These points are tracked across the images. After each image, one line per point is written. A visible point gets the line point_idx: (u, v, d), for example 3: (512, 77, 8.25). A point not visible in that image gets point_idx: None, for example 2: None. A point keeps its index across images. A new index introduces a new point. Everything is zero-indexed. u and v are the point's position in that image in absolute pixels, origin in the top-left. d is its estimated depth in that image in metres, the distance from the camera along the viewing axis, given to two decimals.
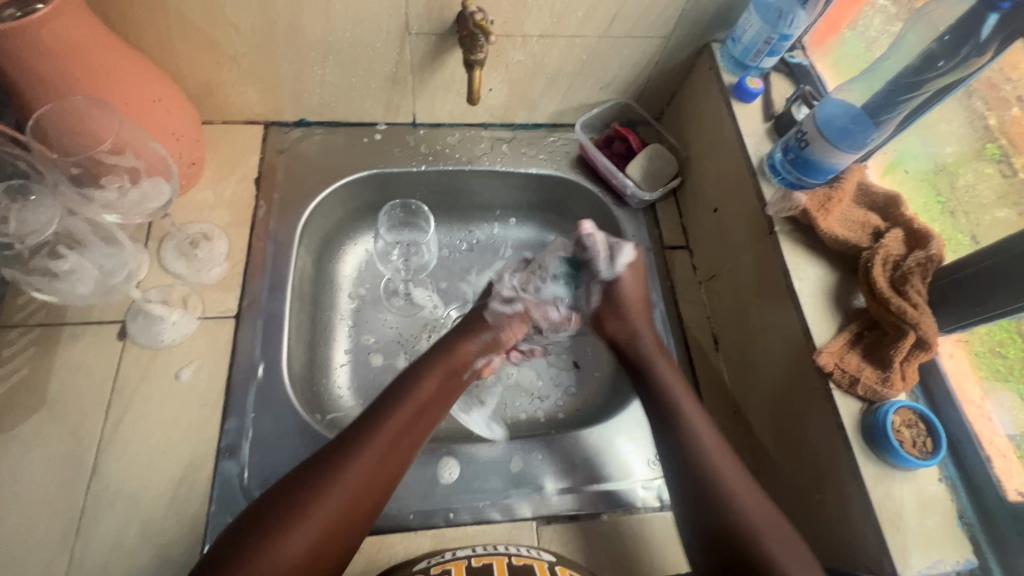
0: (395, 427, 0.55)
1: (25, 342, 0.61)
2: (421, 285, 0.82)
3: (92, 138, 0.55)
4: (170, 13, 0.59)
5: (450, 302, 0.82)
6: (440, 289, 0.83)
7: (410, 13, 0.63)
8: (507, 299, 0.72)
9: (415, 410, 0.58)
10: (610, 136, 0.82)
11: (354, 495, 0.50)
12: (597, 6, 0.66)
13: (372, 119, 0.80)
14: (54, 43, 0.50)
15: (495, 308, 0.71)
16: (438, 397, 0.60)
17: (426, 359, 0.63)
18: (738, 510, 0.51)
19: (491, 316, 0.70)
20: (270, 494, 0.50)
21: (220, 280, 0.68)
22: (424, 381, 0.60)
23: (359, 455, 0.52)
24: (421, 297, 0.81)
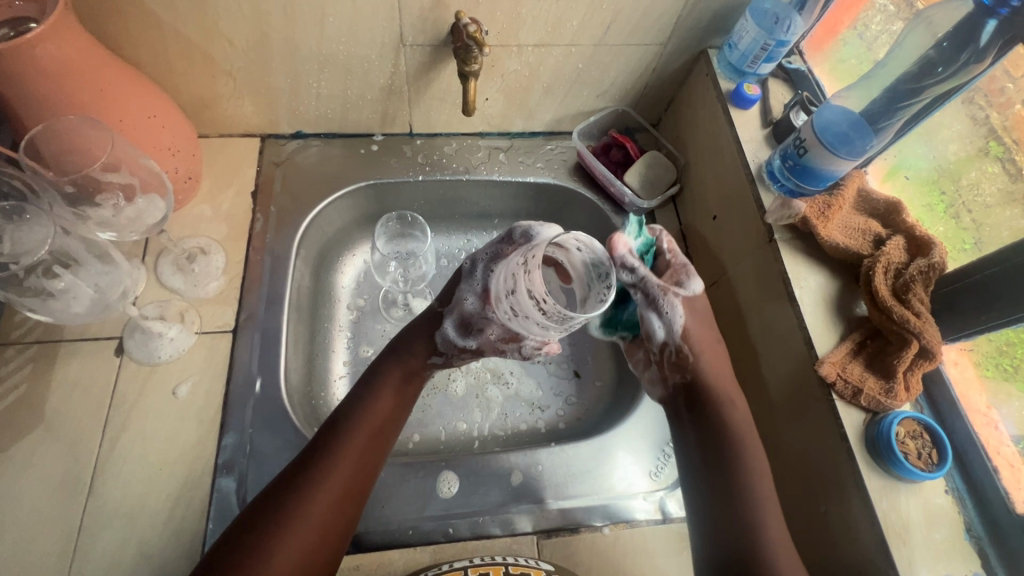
0: (353, 450, 0.53)
1: (23, 359, 0.61)
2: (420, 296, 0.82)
3: (86, 156, 0.55)
4: (164, 29, 0.59)
5: None
6: None
7: (404, 24, 0.63)
8: (468, 325, 0.62)
9: (373, 431, 0.56)
10: (608, 144, 0.81)
11: (319, 527, 0.49)
12: (592, 15, 0.65)
13: (368, 130, 0.79)
14: (47, 63, 0.50)
15: (446, 335, 0.61)
16: (394, 413, 0.58)
17: (376, 372, 0.60)
18: (763, 550, 0.49)
19: (441, 342, 0.61)
20: (232, 531, 0.48)
21: (217, 294, 0.67)
22: (377, 397, 0.58)
23: (319, 485, 0.51)
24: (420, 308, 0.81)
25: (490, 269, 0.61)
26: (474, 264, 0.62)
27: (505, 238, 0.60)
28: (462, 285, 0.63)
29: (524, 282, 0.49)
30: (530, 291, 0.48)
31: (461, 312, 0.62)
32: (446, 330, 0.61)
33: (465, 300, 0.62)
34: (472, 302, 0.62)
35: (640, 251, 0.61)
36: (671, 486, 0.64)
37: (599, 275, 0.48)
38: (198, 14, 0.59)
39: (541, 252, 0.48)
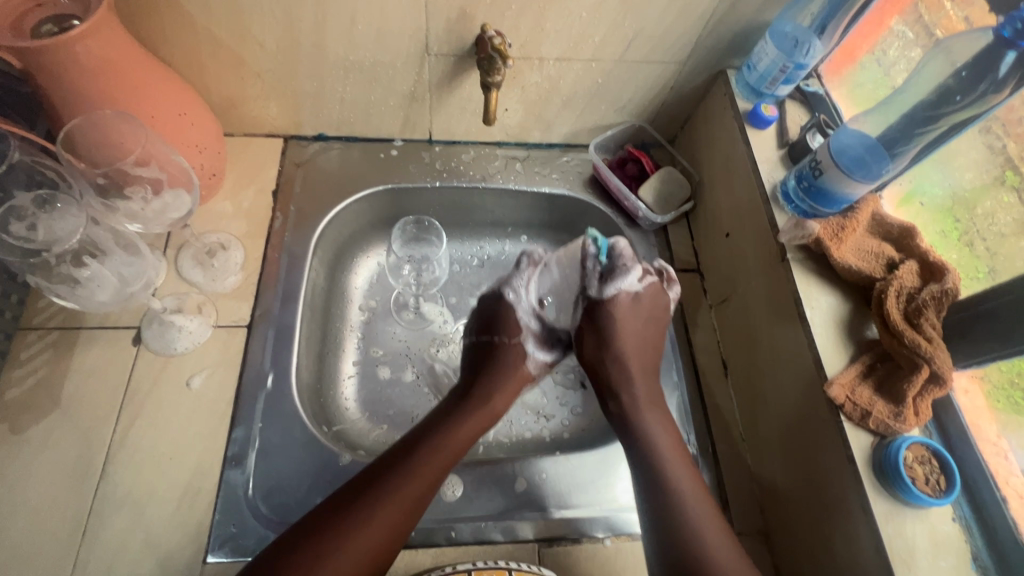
0: (426, 467, 0.56)
1: (44, 343, 0.62)
2: (431, 300, 0.83)
3: (118, 149, 0.57)
4: (199, 31, 0.62)
5: (460, 316, 0.83)
6: (450, 304, 0.84)
7: (429, 34, 0.65)
8: (543, 337, 0.73)
9: (452, 452, 0.59)
10: (624, 158, 0.82)
11: (372, 544, 0.51)
12: (614, 31, 0.67)
13: (389, 135, 0.81)
14: (86, 59, 0.52)
15: (541, 361, 0.72)
16: (469, 437, 0.61)
17: (468, 399, 0.64)
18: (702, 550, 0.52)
19: (532, 366, 0.71)
20: (295, 530, 0.51)
21: (234, 289, 0.69)
22: (461, 420, 0.61)
23: (388, 496, 0.53)
24: (431, 312, 0.82)
25: (529, 290, 0.73)
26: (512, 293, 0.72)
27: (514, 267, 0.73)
28: (514, 313, 0.72)
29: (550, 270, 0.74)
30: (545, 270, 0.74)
31: (535, 333, 0.72)
32: (531, 353, 0.72)
33: (530, 324, 0.72)
34: (536, 323, 0.73)
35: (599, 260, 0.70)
36: None
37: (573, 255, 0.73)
38: (233, 19, 0.61)
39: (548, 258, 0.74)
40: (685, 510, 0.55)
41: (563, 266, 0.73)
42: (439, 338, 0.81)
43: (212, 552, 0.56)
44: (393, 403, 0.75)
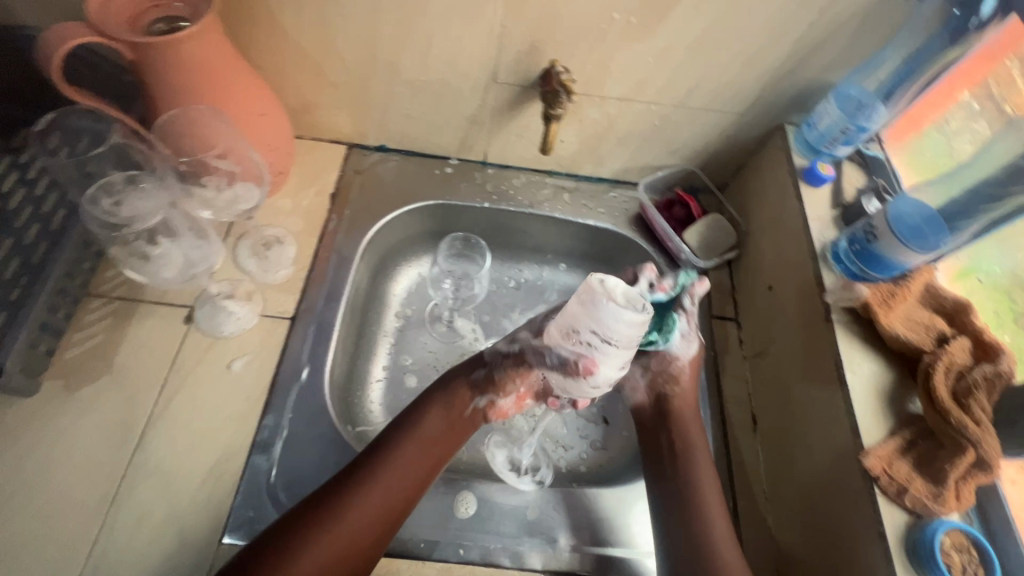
0: (407, 454, 0.58)
1: (106, 311, 0.66)
2: (464, 316, 0.85)
3: (205, 142, 0.62)
4: (287, 41, 0.66)
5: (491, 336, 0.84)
6: (482, 321, 0.85)
7: (499, 64, 0.68)
8: (537, 351, 0.62)
9: (420, 447, 0.59)
10: (671, 200, 0.83)
11: (349, 536, 0.52)
12: (677, 78, 0.68)
13: (445, 153, 0.84)
14: (187, 56, 0.56)
15: (495, 347, 0.66)
16: (439, 435, 0.61)
17: (426, 396, 0.63)
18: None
19: (488, 352, 0.66)
20: (276, 525, 0.52)
21: (283, 282, 0.72)
22: (425, 415, 0.62)
23: (369, 486, 0.55)
24: (463, 327, 0.84)
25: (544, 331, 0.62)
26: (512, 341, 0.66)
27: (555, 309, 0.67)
28: (530, 354, 0.63)
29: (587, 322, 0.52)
30: (583, 338, 0.53)
31: (527, 344, 0.64)
32: (494, 343, 0.67)
33: (523, 329, 0.66)
34: (524, 334, 0.66)
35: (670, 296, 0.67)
36: None
37: (629, 302, 0.50)
38: (320, 33, 0.65)
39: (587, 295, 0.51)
40: (711, 537, 0.58)
41: (588, 313, 0.51)
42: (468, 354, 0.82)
43: (228, 533, 0.57)
44: None
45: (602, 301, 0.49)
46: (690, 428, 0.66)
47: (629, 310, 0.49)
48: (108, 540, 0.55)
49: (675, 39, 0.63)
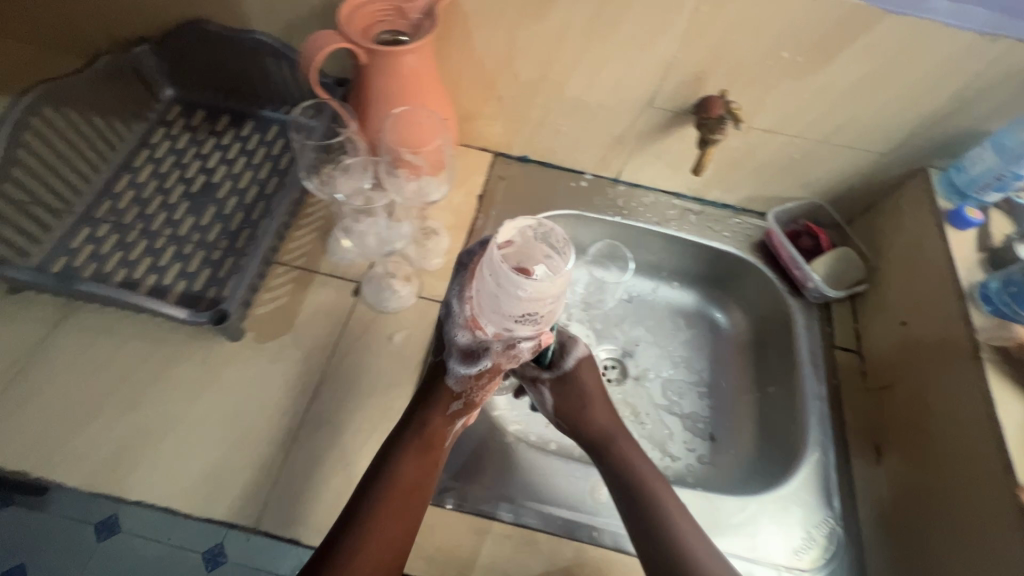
0: (401, 482, 0.57)
1: (290, 277, 0.75)
2: (579, 321, 0.93)
3: (405, 139, 0.70)
4: (473, 58, 0.75)
5: (604, 342, 0.93)
6: (596, 328, 0.93)
7: (660, 90, 0.74)
8: (470, 352, 0.57)
9: (401, 499, 0.56)
10: (799, 231, 0.86)
11: None
12: (829, 115, 0.72)
13: (582, 168, 0.91)
14: (407, 63, 0.65)
15: (456, 369, 0.59)
16: (423, 476, 0.58)
17: (402, 436, 0.59)
18: None
19: (453, 382, 0.60)
20: None
21: (437, 269, 0.79)
22: (401, 461, 0.58)
23: (362, 539, 0.53)
24: (577, 330, 0.92)
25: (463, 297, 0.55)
26: (450, 304, 0.59)
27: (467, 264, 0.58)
28: (449, 326, 0.59)
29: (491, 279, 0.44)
30: (537, 310, 0.43)
31: (460, 347, 0.58)
32: (454, 368, 0.60)
33: (454, 334, 0.57)
34: (463, 337, 0.57)
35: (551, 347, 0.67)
36: (816, 570, 0.63)
37: (541, 237, 0.46)
38: (504, 52, 0.74)
39: (492, 257, 0.44)
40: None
41: (495, 288, 0.44)
42: None
43: None
44: None
45: (506, 269, 0.42)
46: (592, 398, 0.68)
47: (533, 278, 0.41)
48: (287, 475, 0.62)
49: (837, 78, 0.67)
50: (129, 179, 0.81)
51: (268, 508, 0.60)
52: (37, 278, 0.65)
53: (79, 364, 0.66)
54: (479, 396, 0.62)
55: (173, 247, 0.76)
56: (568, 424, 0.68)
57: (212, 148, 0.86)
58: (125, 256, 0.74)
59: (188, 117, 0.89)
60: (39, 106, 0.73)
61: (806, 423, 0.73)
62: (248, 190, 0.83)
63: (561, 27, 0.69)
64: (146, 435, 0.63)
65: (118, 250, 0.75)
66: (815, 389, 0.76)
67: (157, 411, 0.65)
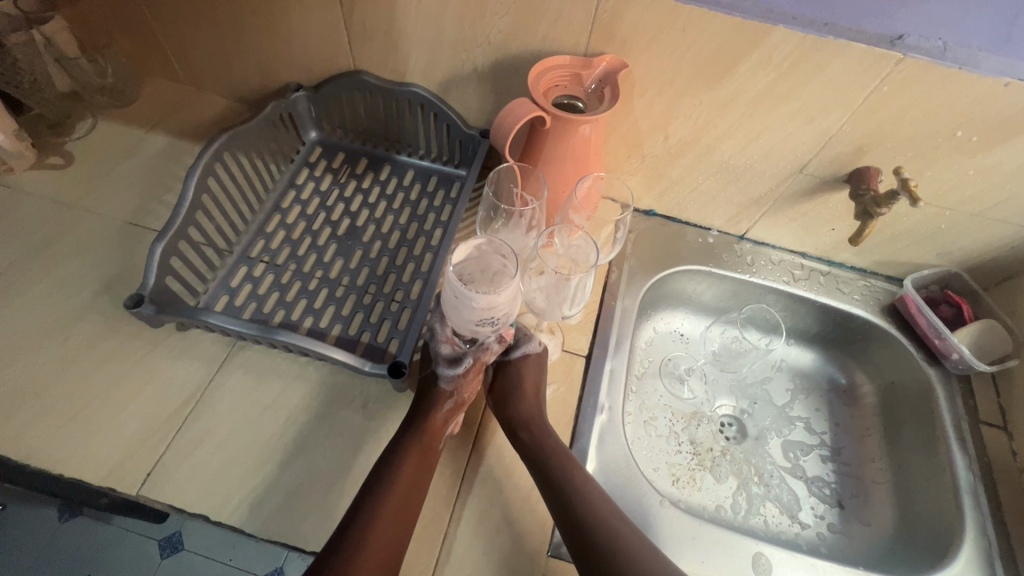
0: (395, 489, 0.59)
1: None
2: (697, 377, 0.93)
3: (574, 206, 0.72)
4: (629, 119, 0.77)
5: (719, 401, 0.91)
6: (711, 383, 0.93)
7: (815, 159, 0.75)
8: (455, 357, 0.68)
9: (395, 503, 0.58)
10: (937, 299, 0.86)
11: None
12: (990, 191, 0.72)
13: (708, 224, 0.92)
14: (585, 133, 0.66)
15: (443, 372, 0.68)
16: (417, 480, 0.61)
17: (400, 441, 0.62)
18: None
19: (444, 382, 0.67)
20: None
21: (578, 323, 0.80)
22: (402, 464, 0.61)
23: (363, 544, 0.54)
24: (695, 387, 0.92)
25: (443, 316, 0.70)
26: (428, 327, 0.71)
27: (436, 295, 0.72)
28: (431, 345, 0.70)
29: (451, 295, 0.59)
30: (493, 315, 0.59)
31: (442, 355, 0.69)
32: (442, 372, 0.68)
33: (439, 347, 0.69)
34: (447, 347, 0.69)
35: None
36: None
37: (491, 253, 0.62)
38: (662, 117, 0.75)
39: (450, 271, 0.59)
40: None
41: (454, 300, 0.58)
42: (699, 413, 0.90)
43: (553, 548, 0.63)
44: (659, 457, 0.84)
45: (462, 287, 0.56)
46: (527, 386, 0.70)
47: (492, 296, 0.56)
48: (456, 531, 0.63)
49: (1010, 158, 0.67)
50: (279, 220, 0.84)
51: (440, 565, 0.60)
52: (233, 323, 0.67)
53: (249, 405, 0.68)
54: (469, 398, 0.69)
55: (325, 288, 0.78)
56: (519, 412, 0.68)
57: (353, 190, 0.89)
58: (282, 296, 0.76)
59: (330, 159, 0.93)
60: (222, 151, 0.76)
61: (962, 504, 0.72)
62: (392, 234, 0.84)
63: (730, 96, 0.70)
64: (318, 481, 0.64)
65: (275, 289, 0.77)
66: (966, 467, 0.74)
67: (325, 457, 0.65)
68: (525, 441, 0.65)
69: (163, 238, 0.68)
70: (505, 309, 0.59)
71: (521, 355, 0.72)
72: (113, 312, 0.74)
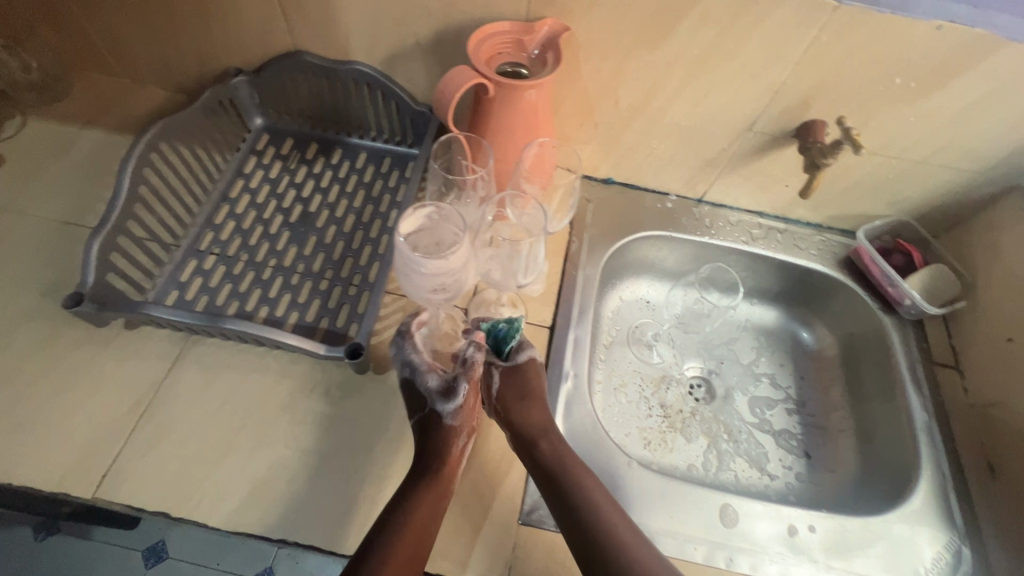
0: (411, 519, 0.56)
1: (398, 306, 0.76)
2: (664, 342, 0.94)
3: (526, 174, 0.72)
4: (578, 87, 0.76)
5: (688, 363, 0.93)
6: (680, 348, 0.94)
7: (762, 115, 0.75)
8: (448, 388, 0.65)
9: (412, 536, 0.56)
10: (889, 249, 0.87)
11: None
12: (932, 137, 0.73)
13: (666, 190, 0.92)
14: (529, 100, 0.65)
15: (442, 409, 0.64)
16: (435, 506, 0.58)
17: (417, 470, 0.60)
18: None
19: (448, 418, 0.64)
20: None
21: (540, 294, 0.80)
22: (420, 491, 0.58)
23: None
24: (663, 351, 0.93)
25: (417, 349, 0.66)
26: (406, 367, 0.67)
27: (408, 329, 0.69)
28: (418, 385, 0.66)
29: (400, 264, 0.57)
30: (445, 281, 0.58)
31: (433, 390, 0.65)
32: (442, 410, 0.64)
33: (427, 384, 0.65)
34: (435, 379, 0.65)
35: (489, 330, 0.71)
36: None
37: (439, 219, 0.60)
38: (609, 81, 0.74)
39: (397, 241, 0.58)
40: None
41: (404, 269, 0.57)
42: (668, 377, 0.91)
43: (524, 517, 0.63)
44: (630, 423, 0.85)
45: (408, 253, 0.55)
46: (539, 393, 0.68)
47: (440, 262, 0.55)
48: None
49: (946, 103, 0.69)
50: (228, 211, 0.82)
51: None
52: (181, 314, 0.64)
53: (206, 399, 0.66)
54: (473, 419, 0.67)
55: (280, 277, 0.76)
56: (534, 425, 0.65)
57: (304, 176, 0.87)
58: (235, 288, 0.74)
59: (278, 146, 0.90)
60: (157, 140, 0.73)
61: (918, 444, 0.74)
62: (346, 218, 0.83)
63: (674, 56, 0.70)
64: (282, 471, 0.63)
65: (227, 281, 0.75)
66: (922, 407, 0.77)
67: (289, 447, 0.64)
68: (545, 451, 0.63)
69: (100, 233, 0.66)
70: (457, 274, 0.58)
71: (525, 359, 0.69)
72: (58, 314, 0.71)
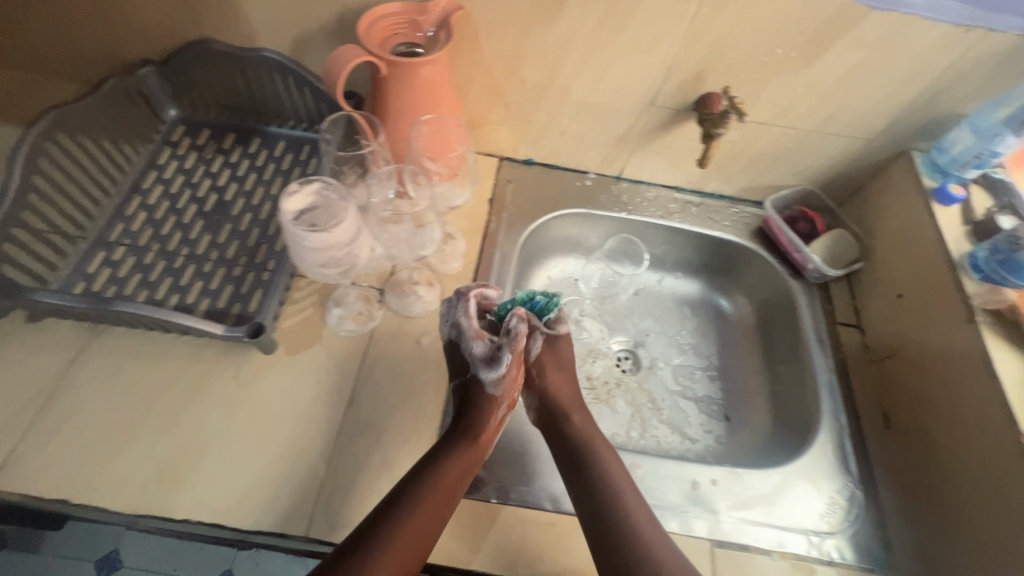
0: (440, 478, 0.59)
1: (313, 290, 0.76)
2: (590, 317, 0.96)
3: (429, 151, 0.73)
4: (483, 67, 0.78)
5: (614, 336, 0.95)
6: (607, 322, 0.96)
7: (661, 90, 0.78)
8: (492, 357, 0.68)
9: (439, 495, 0.58)
10: (796, 217, 0.91)
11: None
12: (820, 106, 0.77)
13: (585, 168, 0.94)
14: (422, 77, 0.66)
15: (485, 376, 0.68)
16: (465, 469, 0.61)
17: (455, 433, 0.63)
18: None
19: (491, 386, 0.68)
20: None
21: (457, 272, 0.81)
22: (453, 453, 0.61)
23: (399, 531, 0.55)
24: (589, 326, 0.95)
25: (468, 315, 0.69)
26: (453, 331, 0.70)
27: (461, 294, 0.72)
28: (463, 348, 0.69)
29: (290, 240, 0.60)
30: (334, 254, 0.61)
31: (478, 357, 0.68)
32: (485, 377, 0.68)
33: (473, 350, 0.68)
34: (481, 346, 0.68)
35: (524, 299, 0.74)
36: (840, 534, 0.67)
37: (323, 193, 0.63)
38: (512, 60, 0.76)
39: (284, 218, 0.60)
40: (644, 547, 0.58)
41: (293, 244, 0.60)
42: (594, 351, 0.93)
43: None
44: None
45: (294, 229, 0.58)
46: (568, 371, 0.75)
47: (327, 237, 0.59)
48: (332, 484, 0.63)
49: (827, 72, 0.72)
50: (140, 202, 0.81)
51: (317, 516, 0.61)
52: (69, 299, 0.64)
53: (112, 388, 0.66)
54: (515, 391, 0.71)
55: (192, 265, 0.76)
56: (562, 398, 0.72)
57: (220, 166, 0.87)
58: (145, 278, 0.74)
59: (193, 136, 0.89)
60: (54, 131, 0.72)
61: (819, 398, 0.78)
62: (262, 205, 0.83)
63: (569, 33, 0.72)
64: (189, 454, 0.63)
65: (137, 271, 0.74)
66: (824, 364, 0.81)
67: (197, 430, 0.64)
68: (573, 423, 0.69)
69: None
70: (346, 247, 0.62)
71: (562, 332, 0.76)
72: None
